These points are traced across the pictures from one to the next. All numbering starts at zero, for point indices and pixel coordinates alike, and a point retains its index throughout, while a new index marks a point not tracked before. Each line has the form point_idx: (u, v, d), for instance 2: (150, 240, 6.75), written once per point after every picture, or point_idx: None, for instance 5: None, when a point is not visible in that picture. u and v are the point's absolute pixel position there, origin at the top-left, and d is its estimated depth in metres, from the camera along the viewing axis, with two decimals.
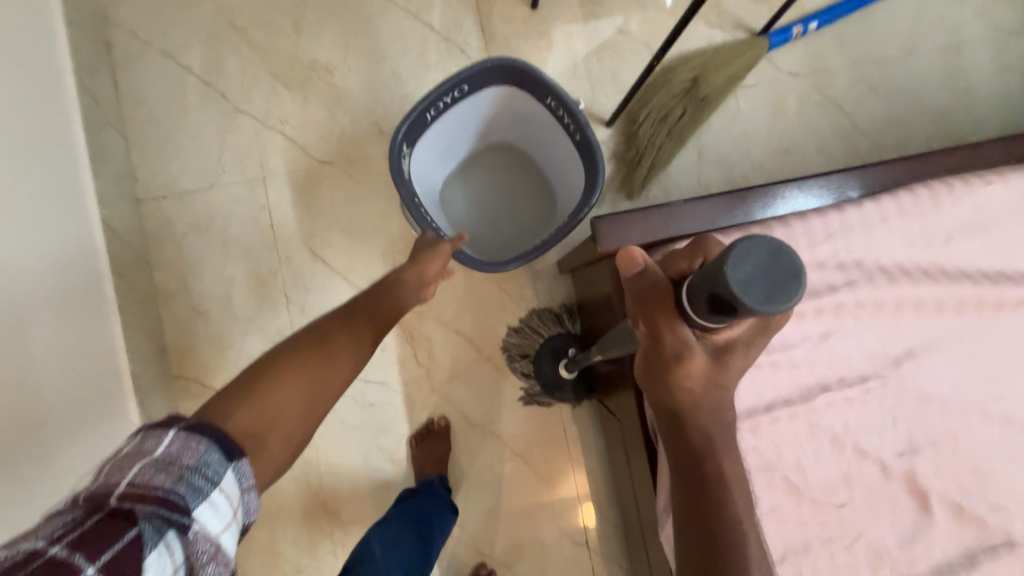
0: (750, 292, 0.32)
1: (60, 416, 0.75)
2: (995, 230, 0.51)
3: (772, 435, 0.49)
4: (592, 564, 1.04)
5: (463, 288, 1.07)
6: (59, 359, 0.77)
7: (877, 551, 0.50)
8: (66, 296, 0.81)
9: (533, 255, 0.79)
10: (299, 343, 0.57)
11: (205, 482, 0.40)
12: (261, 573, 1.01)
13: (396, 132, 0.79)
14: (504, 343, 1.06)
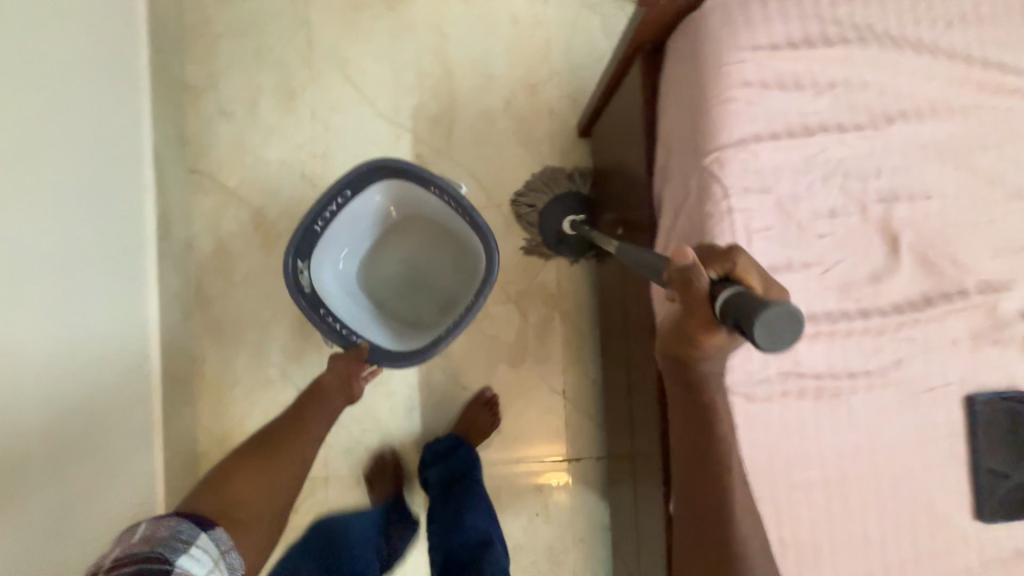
0: (764, 335, 0.36)
1: (72, 156, 0.76)
2: (994, 22, 0.58)
3: (773, 162, 0.55)
4: (565, 414, 1.10)
5: (482, 133, 1.09)
6: (78, 98, 0.78)
7: (847, 281, 0.56)
8: (96, 44, 0.83)
9: (439, 345, 0.80)
10: (247, 455, 0.74)
11: (177, 545, 0.56)
12: (249, 371, 1.04)
13: (284, 250, 0.80)
14: (515, 193, 1.09)
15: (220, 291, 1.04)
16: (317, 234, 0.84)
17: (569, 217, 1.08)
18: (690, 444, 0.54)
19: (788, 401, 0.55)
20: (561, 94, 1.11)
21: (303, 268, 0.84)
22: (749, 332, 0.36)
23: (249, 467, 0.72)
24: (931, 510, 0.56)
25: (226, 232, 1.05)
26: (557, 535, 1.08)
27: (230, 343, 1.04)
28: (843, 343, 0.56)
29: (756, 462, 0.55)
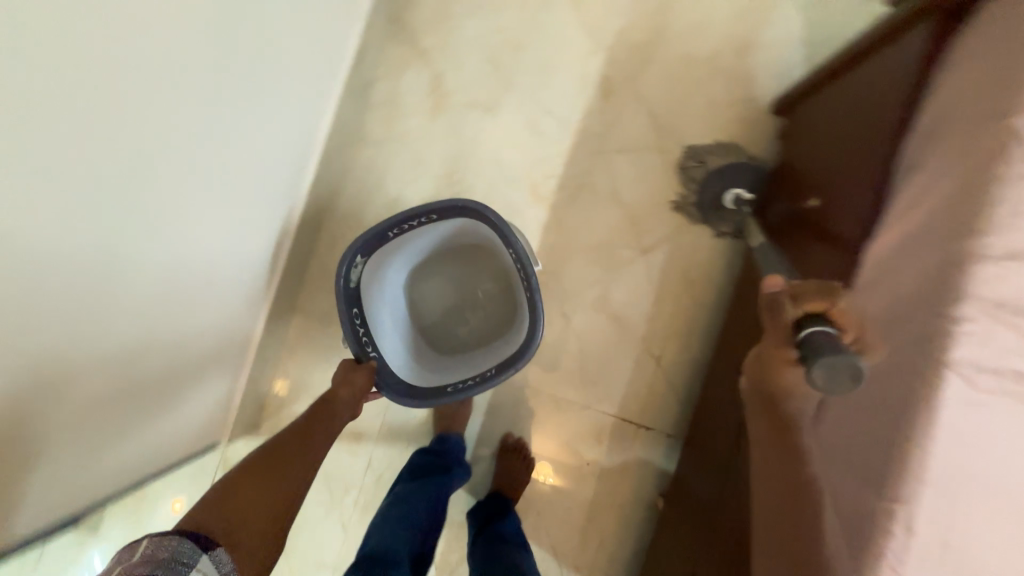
0: (823, 373, 0.45)
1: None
2: None
3: None
4: (651, 379, 1.04)
5: (675, 77, 1.06)
6: None
7: None
8: None
9: (421, 402, 0.89)
10: (255, 463, 0.69)
11: (176, 567, 0.53)
12: (375, 222, 1.07)
13: (349, 247, 0.87)
14: (686, 150, 1.05)
15: (378, 139, 1.07)
16: (388, 239, 0.91)
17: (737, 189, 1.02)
18: (784, 484, 0.51)
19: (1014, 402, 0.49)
20: (771, 65, 1.05)
21: (359, 263, 0.90)
22: (810, 371, 0.45)
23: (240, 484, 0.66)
24: None
25: (403, 88, 1.07)
26: (597, 493, 1.05)
27: (368, 191, 1.07)
28: None
29: (951, 448, 0.49)
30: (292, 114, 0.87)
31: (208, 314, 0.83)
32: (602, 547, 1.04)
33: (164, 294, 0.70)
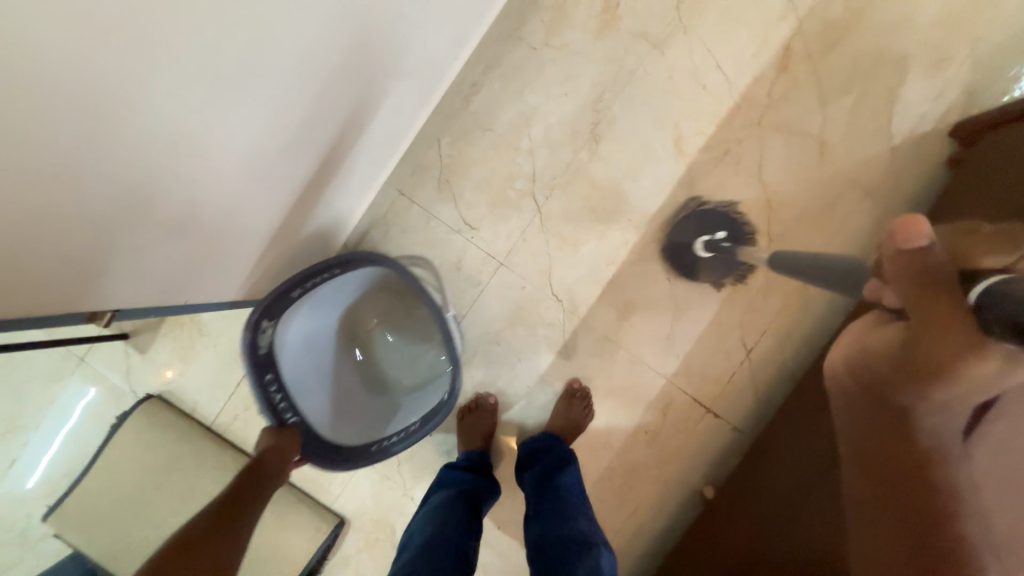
0: None
1: None
2: None
3: None
4: (736, 369, 0.99)
5: (859, 69, 0.99)
6: None
7: None
8: None
9: (359, 459, 0.93)
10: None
11: None
12: (505, 127, 1.01)
13: (252, 311, 0.84)
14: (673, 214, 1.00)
15: (533, 44, 1.00)
16: (291, 298, 0.88)
17: (704, 237, 0.98)
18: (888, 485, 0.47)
19: None
20: (968, 83, 0.97)
21: (265, 325, 0.87)
22: None
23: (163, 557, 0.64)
24: None
25: None
26: (645, 464, 1.02)
27: (507, 92, 1.01)
28: None
29: None
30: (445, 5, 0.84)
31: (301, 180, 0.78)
32: (634, 516, 1.02)
33: (293, 123, 0.66)
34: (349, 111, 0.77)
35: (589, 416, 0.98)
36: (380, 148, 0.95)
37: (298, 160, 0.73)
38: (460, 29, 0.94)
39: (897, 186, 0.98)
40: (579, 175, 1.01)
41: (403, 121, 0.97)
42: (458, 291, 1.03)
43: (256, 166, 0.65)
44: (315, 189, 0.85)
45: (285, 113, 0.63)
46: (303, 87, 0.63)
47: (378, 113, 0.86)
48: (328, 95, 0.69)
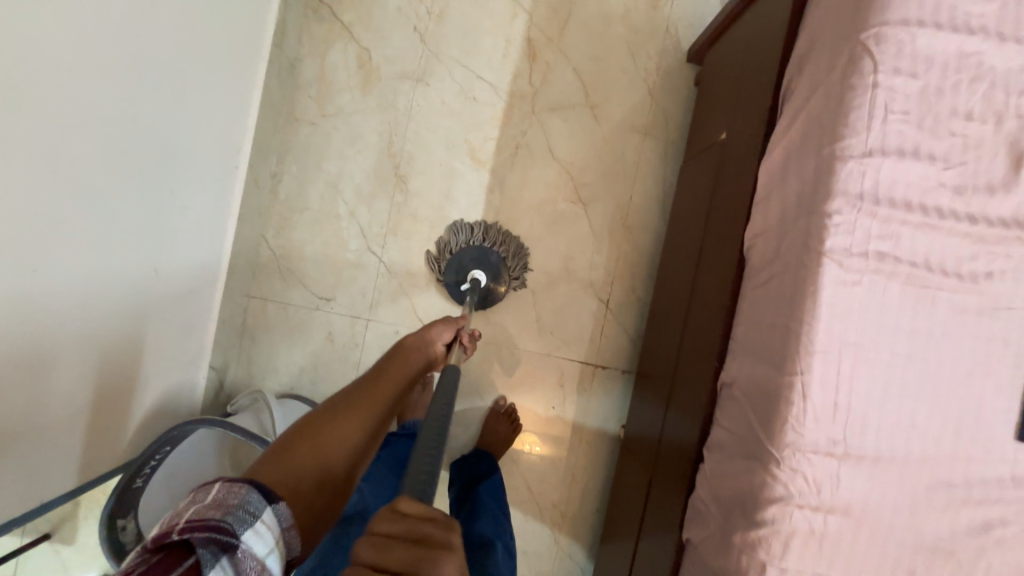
0: None
1: (207, 19, 0.79)
2: None
3: (926, 48, 0.57)
4: (603, 323, 1.11)
5: (596, 35, 1.11)
6: None
7: (966, 182, 0.58)
8: None
9: None
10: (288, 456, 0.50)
11: (246, 516, 0.42)
12: (318, 201, 1.07)
13: (102, 513, 0.73)
14: (444, 239, 1.07)
15: (312, 119, 1.07)
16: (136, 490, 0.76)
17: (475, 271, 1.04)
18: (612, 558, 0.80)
19: (879, 277, 0.57)
20: (682, 15, 1.12)
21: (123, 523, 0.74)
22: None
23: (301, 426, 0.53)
24: (983, 416, 0.59)
25: (330, 64, 1.07)
26: (566, 434, 1.11)
27: (308, 172, 1.07)
28: (943, 238, 0.58)
29: (835, 320, 0.57)
30: (204, 165, 0.87)
31: (109, 392, 0.76)
32: (576, 482, 1.11)
33: (61, 342, 0.64)
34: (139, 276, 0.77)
35: (516, 430, 1.06)
36: (194, 271, 0.91)
37: (91, 319, 0.69)
38: (235, 133, 0.94)
39: (665, 118, 1.12)
40: (403, 217, 1.09)
41: (209, 236, 0.93)
42: (341, 360, 1.08)
43: (40, 350, 0.61)
44: (137, 376, 0.82)
45: (52, 317, 0.62)
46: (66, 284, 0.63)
47: (171, 239, 0.82)
48: (92, 247, 0.66)
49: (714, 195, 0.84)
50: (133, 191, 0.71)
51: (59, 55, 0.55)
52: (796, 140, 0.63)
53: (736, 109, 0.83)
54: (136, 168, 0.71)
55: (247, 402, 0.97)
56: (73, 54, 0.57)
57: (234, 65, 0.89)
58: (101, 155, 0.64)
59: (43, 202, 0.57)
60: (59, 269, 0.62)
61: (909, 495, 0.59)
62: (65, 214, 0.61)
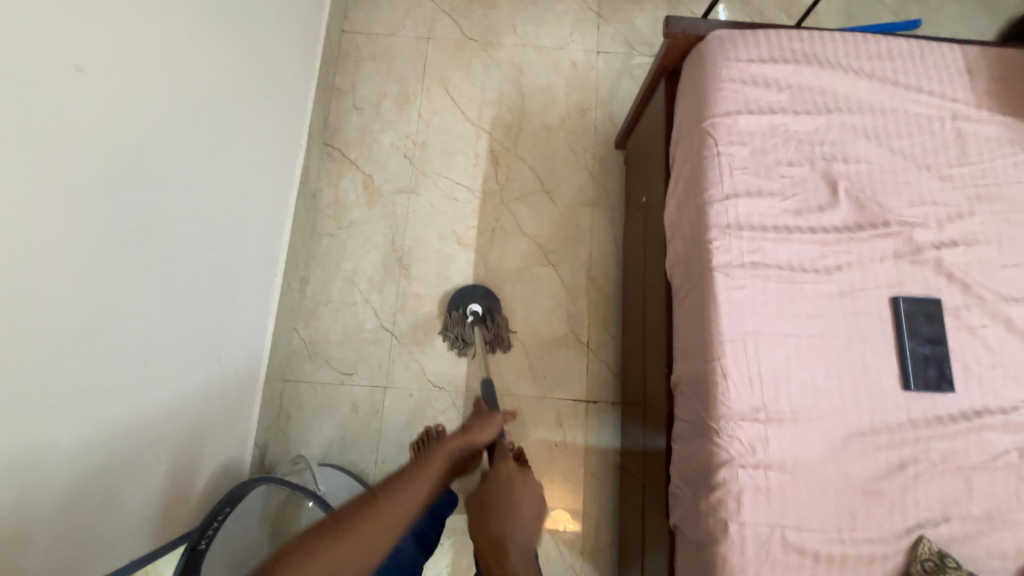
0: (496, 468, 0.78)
1: (255, 163, 1.07)
2: (888, 65, 0.89)
3: (747, 125, 0.84)
4: (586, 363, 1.29)
5: (542, 140, 1.45)
6: (277, 84, 1.14)
7: (801, 206, 0.81)
8: (297, 52, 1.24)
9: None
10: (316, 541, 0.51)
11: None
12: (338, 294, 1.32)
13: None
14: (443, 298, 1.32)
15: (330, 232, 1.36)
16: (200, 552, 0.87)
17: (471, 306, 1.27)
18: None
19: (758, 280, 0.78)
20: (605, 118, 1.48)
21: None
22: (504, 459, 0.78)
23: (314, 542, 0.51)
24: (871, 374, 0.75)
25: (343, 189, 1.39)
26: (571, 469, 1.22)
27: (330, 272, 1.33)
28: (798, 246, 0.79)
29: (734, 314, 0.77)
30: (251, 268, 1.09)
31: (178, 465, 0.89)
32: (586, 515, 1.19)
33: (148, 418, 0.80)
34: (202, 361, 0.94)
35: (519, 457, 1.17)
36: (243, 354, 1.09)
37: (171, 387, 0.85)
38: (276, 242, 1.20)
39: (606, 192, 1.41)
40: (408, 297, 1.32)
41: (255, 326, 1.13)
42: (365, 426, 1.24)
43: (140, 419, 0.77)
44: (198, 451, 0.95)
45: (143, 395, 0.78)
46: (154, 368, 0.80)
47: (230, 323, 1.02)
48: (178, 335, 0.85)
49: (646, 242, 1.08)
50: (204, 292, 0.92)
51: (173, 199, 0.80)
52: (682, 195, 0.88)
53: (649, 179, 1.11)
54: (209, 272, 0.93)
55: (286, 469, 1.10)
56: (179, 199, 0.81)
57: (273, 193, 1.16)
58: (187, 267, 0.86)
59: (150, 303, 0.77)
60: (151, 353, 0.79)
61: (830, 446, 0.72)
62: (162, 313, 0.81)
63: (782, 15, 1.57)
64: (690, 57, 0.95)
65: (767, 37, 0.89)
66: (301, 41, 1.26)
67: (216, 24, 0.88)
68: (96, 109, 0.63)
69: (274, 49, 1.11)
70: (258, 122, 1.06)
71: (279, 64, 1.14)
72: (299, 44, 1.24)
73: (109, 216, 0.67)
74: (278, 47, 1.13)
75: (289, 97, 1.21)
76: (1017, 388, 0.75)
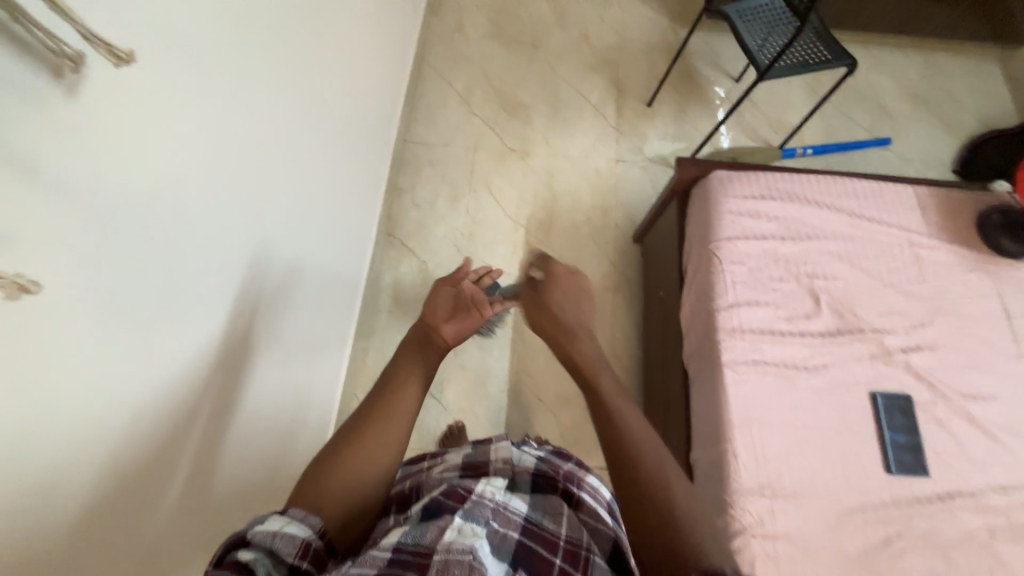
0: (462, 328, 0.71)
1: (337, 251, 1.28)
2: (856, 201, 1.12)
3: (744, 248, 1.07)
4: None
5: (572, 234, 1.70)
6: (358, 192, 1.40)
7: (791, 315, 1.02)
8: (373, 164, 1.51)
9: None
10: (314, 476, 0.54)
11: (251, 524, 0.46)
12: None
13: None
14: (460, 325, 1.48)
15: (389, 309, 1.58)
16: None
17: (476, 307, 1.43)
18: None
19: (759, 374, 0.97)
20: (624, 215, 1.74)
21: None
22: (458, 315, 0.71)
23: (327, 466, 0.55)
24: (858, 458, 0.91)
25: (401, 273, 1.63)
26: None
27: (387, 344, 1.54)
28: (790, 347, 0.99)
29: (741, 404, 0.94)
30: (324, 318, 1.22)
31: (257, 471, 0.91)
32: None
33: (239, 410, 0.84)
34: (287, 382, 1.02)
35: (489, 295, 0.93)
36: (304, 392, 1.13)
37: (260, 389, 0.91)
38: (346, 316, 1.38)
39: (627, 278, 1.64)
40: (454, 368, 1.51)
41: (327, 383, 1.27)
42: None
43: (216, 428, 0.77)
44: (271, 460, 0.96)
45: (237, 385, 0.83)
46: (252, 376, 0.88)
47: (308, 363, 1.13)
48: (260, 375, 0.91)
49: (664, 330, 1.27)
50: (293, 325, 1.05)
51: (281, 266, 0.97)
52: (694, 300, 1.08)
53: (664, 278, 1.33)
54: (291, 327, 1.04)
55: None
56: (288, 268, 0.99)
57: (348, 278, 1.38)
58: (288, 319, 1.01)
59: (259, 336, 0.90)
60: (252, 364, 0.88)
61: (826, 519, 0.87)
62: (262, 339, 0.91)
63: (773, 133, 1.87)
64: (695, 190, 1.20)
65: (758, 178, 1.13)
66: (377, 156, 1.55)
67: (327, 154, 1.14)
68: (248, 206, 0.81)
69: (358, 162, 1.38)
70: (342, 208, 1.28)
71: (359, 175, 1.40)
72: (376, 161, 1.53)
73: (242, 263, 0.81)
74: (360, 161, 1.40)
75: (366, 201, 1.48)
76: (981, 472, 0.91)
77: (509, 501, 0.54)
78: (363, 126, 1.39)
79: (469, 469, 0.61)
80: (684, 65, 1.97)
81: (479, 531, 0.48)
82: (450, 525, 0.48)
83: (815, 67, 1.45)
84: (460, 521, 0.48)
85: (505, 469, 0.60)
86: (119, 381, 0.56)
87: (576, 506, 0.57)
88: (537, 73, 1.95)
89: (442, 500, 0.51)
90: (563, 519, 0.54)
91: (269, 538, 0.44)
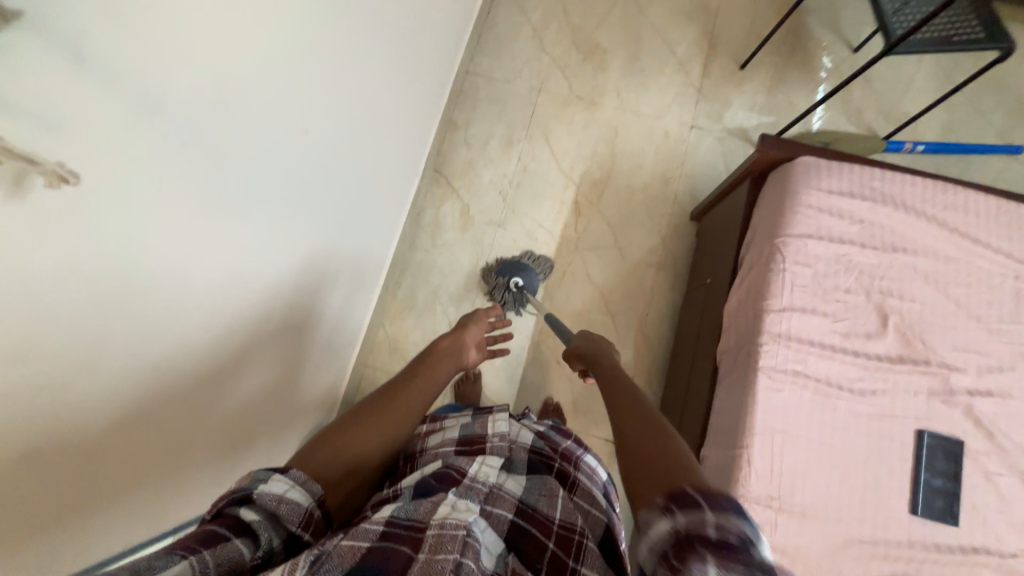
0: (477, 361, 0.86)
1: (383, 180, 1.25)
2: (965, 216, 0.96)
3: (814, 248, 0.96)
4: None
5: (625, 200, 1.60)
6: (412, 121, 1.34)
7: (850, 331, 0.93)
8: (431, 93, 1.44)
9: None
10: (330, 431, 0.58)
11: (252, 480, 0.47)
12: (422, 302, 1.54)
13: None
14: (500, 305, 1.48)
15: (426, 247, 1.58)
16: None
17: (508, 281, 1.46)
18: None
19: (796, 387, 0.90)
20: (686, 189, 1.60)
21: None
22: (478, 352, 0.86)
23: (345, 424, 0.59)
24: (884, 492, 0.86)
25: (443, 213, 1.60)
26: None
27: (419, 281, 1.55)
28: (839, 366, 0.91)
29: (768, 413, 0.89)
30: (361, 246, 1.22)
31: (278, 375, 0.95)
32: None
33: (269, 320, 0.86)
34: (318, 301, 1.04)
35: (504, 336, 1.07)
36: (333, 313, 1.15)
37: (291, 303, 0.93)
38: (383, 248, 1.38)
39: (674, 257, 1.55)
40: None
41: (356, 309, 1.30)
42: None
43: (245, 333, 0.79)
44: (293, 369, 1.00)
45: (268, 296, 0.84)
46: (285, 292, 0.90)
47: (340, 284, 1.14)
48: (294, 289, 0.92)
49: (703, 319, 1.20)
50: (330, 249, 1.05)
51: (326, 188, 0.96)
52: (744, 295, 1.00)
53: (715, 264, 1.23)
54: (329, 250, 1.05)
55: None
56: (332, 191, 0.98)
57: (390, 210, 1.36)
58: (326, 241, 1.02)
59: (296, 254, 0.91)
60: (286, 280, 0.89)
61: (831, 544, 0.84)
62: (298, 257, 0.92)
63: (881, 120, 1.63)
64: (775, 173, 1.07)
65: (852, 171, 0.99)
66: (437, 85, 1.47)
67: (385, 76, 1.08)
68: (298, 122, 0.78)
69: (416, 89, 1.31)
70: (393, 136, 1.24)
71: (415, 104, 1.34)
72: (434, 91, 1.45)
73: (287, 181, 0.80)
74: (418, 89, 1.32)
75: (418, 132, 1.42)
76: (1019, 535, 0.84)
77: (503, 482, 0.60)
78: (426, 50, 1.30)
79: (466, 443, 0.66)
80: (795, 23, 1.70)
81: (472, 508, 0.52)
82: (445, 501, 0.52)
83: (959, 46, 1.21)
84: (454, 498, 0.53)
85: (502, 448, 0.65)
86: (160, 277, 0.56)
87: (570, 489, 0.63)
88: (622, 12, 1.74)
89: (435, 483, 0.55)
90: (557, 503, 0.59)
91: (273, 501, 0.46)
